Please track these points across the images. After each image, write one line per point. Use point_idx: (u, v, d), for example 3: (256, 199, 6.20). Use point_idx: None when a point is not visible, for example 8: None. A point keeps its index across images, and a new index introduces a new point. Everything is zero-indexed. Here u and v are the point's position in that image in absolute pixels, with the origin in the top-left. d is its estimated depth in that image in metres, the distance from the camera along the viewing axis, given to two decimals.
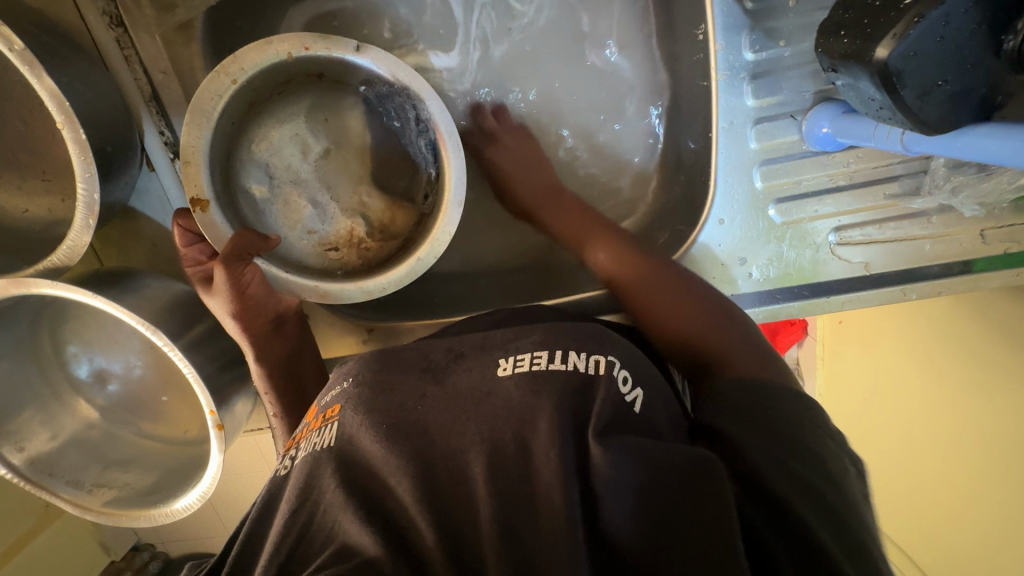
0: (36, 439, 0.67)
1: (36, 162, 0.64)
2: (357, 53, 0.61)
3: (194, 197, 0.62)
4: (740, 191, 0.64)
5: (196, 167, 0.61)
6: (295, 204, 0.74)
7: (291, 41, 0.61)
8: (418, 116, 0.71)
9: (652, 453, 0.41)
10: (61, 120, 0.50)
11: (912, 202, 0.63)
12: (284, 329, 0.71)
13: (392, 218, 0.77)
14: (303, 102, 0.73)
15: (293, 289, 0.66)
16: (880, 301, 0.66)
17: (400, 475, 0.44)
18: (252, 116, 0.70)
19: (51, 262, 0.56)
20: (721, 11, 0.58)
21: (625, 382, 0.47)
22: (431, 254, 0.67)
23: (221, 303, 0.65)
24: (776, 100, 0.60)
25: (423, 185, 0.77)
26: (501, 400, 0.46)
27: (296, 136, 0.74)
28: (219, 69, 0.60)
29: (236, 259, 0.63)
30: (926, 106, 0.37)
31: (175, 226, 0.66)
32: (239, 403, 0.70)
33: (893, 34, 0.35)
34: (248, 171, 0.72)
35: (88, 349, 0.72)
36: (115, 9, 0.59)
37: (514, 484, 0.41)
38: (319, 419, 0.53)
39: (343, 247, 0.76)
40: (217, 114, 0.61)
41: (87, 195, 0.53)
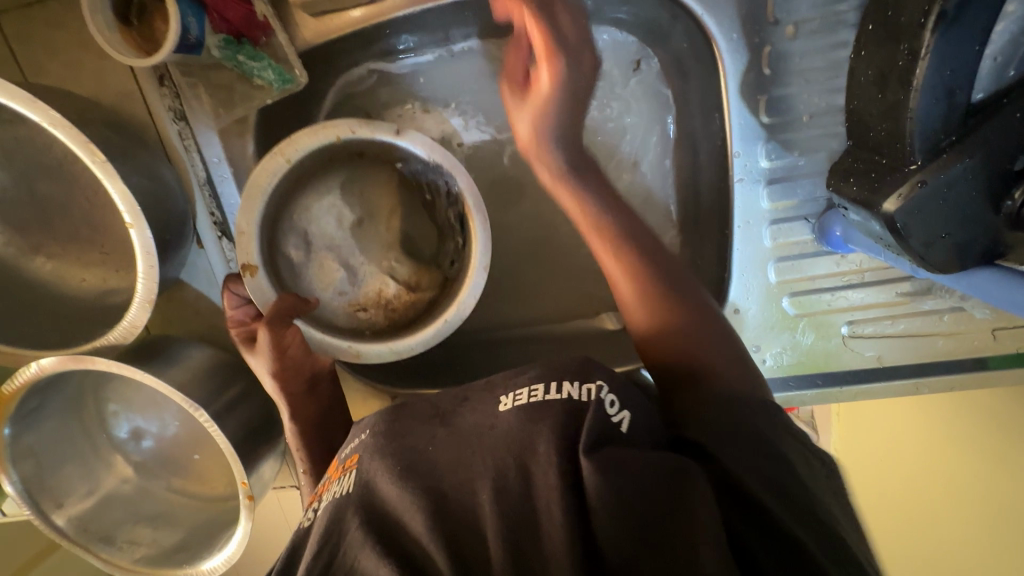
0: (74, 495, 0.71)
1: (95, 236, 0.69)
2: (397, 135, 0.66)
3: (245, 262, 0.67)
4: (755, 283, 0.67)
5: (247, 236, 0.66)
6: (328, 267, 0.77)
7: (340, 126, 0.66)
8: (449, 189, 0.77)
9: (634, 462, 0.40)
10: (130, 218, 0.55)
11: (924, 301, 0.65)
12: (319, 389, 0.73)
13: (419, 280, 0.79)
14: (342, 174, 0.76)
15: (327, 350, 0.71)
16: (893, 393, 0.68)
17: (412, 509, 0.44)
18: (296, 187, 0.74)
19: (107, 340, 0.60)
20: (737, 123, 0.61)
21: (612, 405, 0.46)
22: (457, 317, 0.71)
23: (263, 363, 0.68)
24: (792, 203, 0.63)
25: (450, 251, 0.81)
26: (502, 432, 0.46)
27: (332, 206, 0.77)
28: (276, 149, 0.65)
29: (280, 321, 0.67)
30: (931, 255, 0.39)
31: (225, 291, 0.70)
32: (267, 465, 0.73)
33: (897, 194, 0.37)
34: (286, 236, 0.75)
35: (127, 408, 0.75)
36: (179, 104, 0.64)
37: (518, 505, 0.41)
38: (340, 470, 0.54)
39: (371, 307, 0.79)
40: (270, 189, 0.67)
41: (147, 283, 0.57)
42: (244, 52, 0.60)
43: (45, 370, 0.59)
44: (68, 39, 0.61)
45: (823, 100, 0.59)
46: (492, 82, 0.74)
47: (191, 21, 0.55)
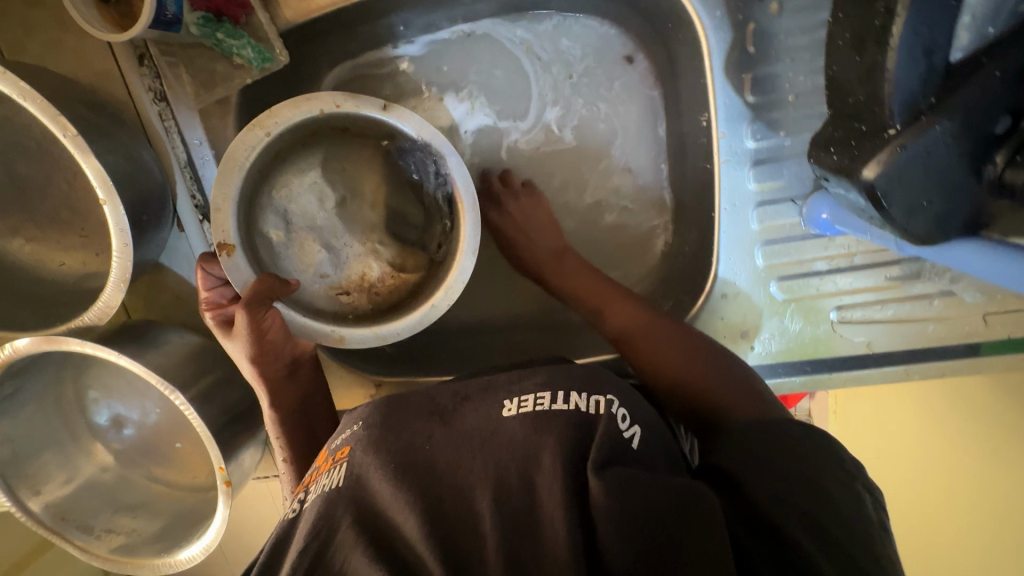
0: (52, 482, 0.69)
1: (76, 219, 0.68)
2: (384, 111, 0.65)
3: (221, 241, 0.64)
4: (741, 267, 0.66)
5: (224, 213, 0.64)
6: (309, 248, 0.77)
7: (322, 99, 0.64)
8: (438, 169, 0.75)
9: (640, 483, 0.43)
10: (104, 195, 0.54)
11: (913, 285, 0.64)
12: (299, 373, 0.72)
13: (403, 262, 0.79)
14: (322, 152, 0.77)
15: (310, 334, 0.69)
16: (883, 379, 0.67)
17: (407, 511, 0.45)
18: (276, 164, 0.73)
19: (83, 321, 0.59)
20: (724, 103, 0.60)
21: (623, 420, 0.49)
22: (444, 301, 0.69)
23: (239, 348, 0.67)
24: (777, 184, 0.62)
25: (437, 233, 0.80)
26: (506, 439, 0.48)
27: (314, 184, 0.77)
28: (255, 122, 0.63)
29: (258, 304, 0.65)
30: (913, 223, 0.38)
31: (199, 269, 0.68)
32: (247, 453, 0.72)
33: (876, 159, 0.37)
34: (266, 215, 0.74)
35: (107, 395, 0.75)
36: (159, 84, 0.63)
37: (519, 515, 0.43)
38: (330, 460, 0.54)
39: (354, 291, 0.78)
40: (248, 164, 0.65)
41: (122, 262, 0.56)
42: (223, 30, 0.59)
43: (19, 351, 0.58)
44: (48, 19, 0.61)
45: (809, 80, 0.58)
46: (491, 68, 0.74)
47: None
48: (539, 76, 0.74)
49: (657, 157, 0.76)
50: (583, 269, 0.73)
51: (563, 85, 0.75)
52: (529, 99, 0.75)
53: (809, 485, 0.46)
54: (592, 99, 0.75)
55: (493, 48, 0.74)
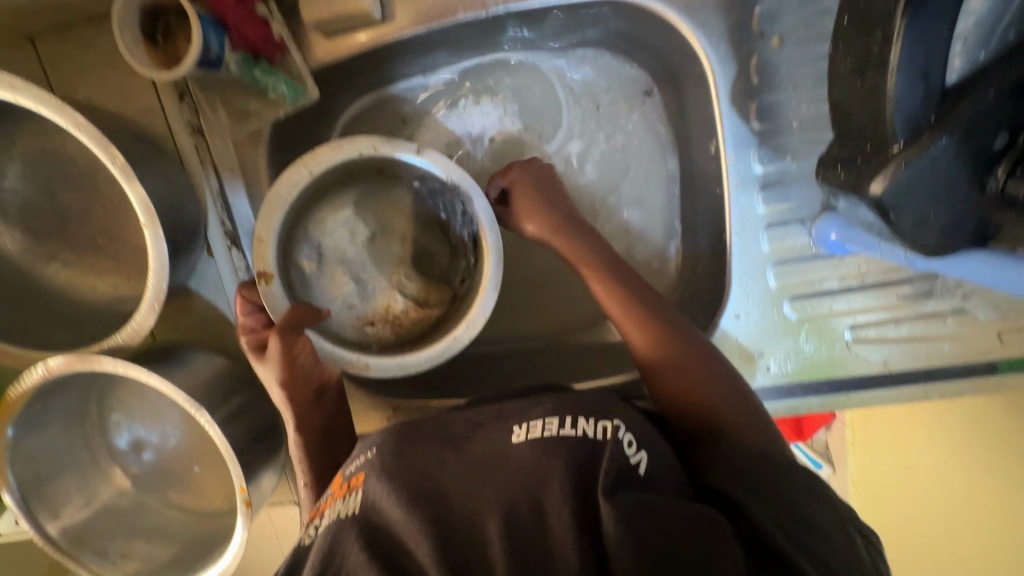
0: (70, 506, 0.69)
1: (109, 245, 0.71)
2: (417, 154, 0.69)
3: (260, 270, 0.68)
4: (754, 288, 0.67)
5: (266, 244, 0.68)
6: (338, 279, 0.80)
7: (361, 142, 0.68)
8: (465, 210, 0.79)
9: (655, 509, 0.42)
10: (145, 220, 0.56)
11: (926, 304, 0.65)
12: (324, 398, 0.73)
13: (427, 297, 0.82)
14: (357, 192, 0.81)
15: (337, 361, 0.70)
16: (901, 398, 0.67)
17: (419, 538, 0.45)
18: (315, 201, 0.78)
19: (115, 341, 0.61)
20: (731, 130, 0.63)
21: (630, 444, 0.49)
22: (465, 335, 0.72)
23: (271, 371, 0.69)
24: (786, 206, 0.64)
25: (461, 269, 0.82)
26: (516, 466, 0.48)
27: (347, 220, 0.80)
28: (299, 160, 0.67)
29: (291, 330, 0.68)
30: (919, 232, 0.40)
31: (239, 296, 0.71)
32: (266, 476, 0.72)
33: (887, 170, 0.38)
34: (300, 247, 0.78)
35: (129, 419, 0.75)
36: (197, 119, 0.67)
37: (530, 540, 0.43)
38: (344, 487, 0.54)
39: (378, 322, 0.81)
40: (289, 200, 0.69)
41: (156, 284, 0.58)
42: (260, 69, 0.63)
43: (52, 370, 0.60)
44: (97, 59, 0.65)
45: (811, 108, 0.61)
46: (526, 94, 0.78)
47: (212, 38, 0.59)
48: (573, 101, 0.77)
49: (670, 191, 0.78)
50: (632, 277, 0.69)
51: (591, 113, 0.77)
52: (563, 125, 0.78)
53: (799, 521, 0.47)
54: (614, 129, 0.77)
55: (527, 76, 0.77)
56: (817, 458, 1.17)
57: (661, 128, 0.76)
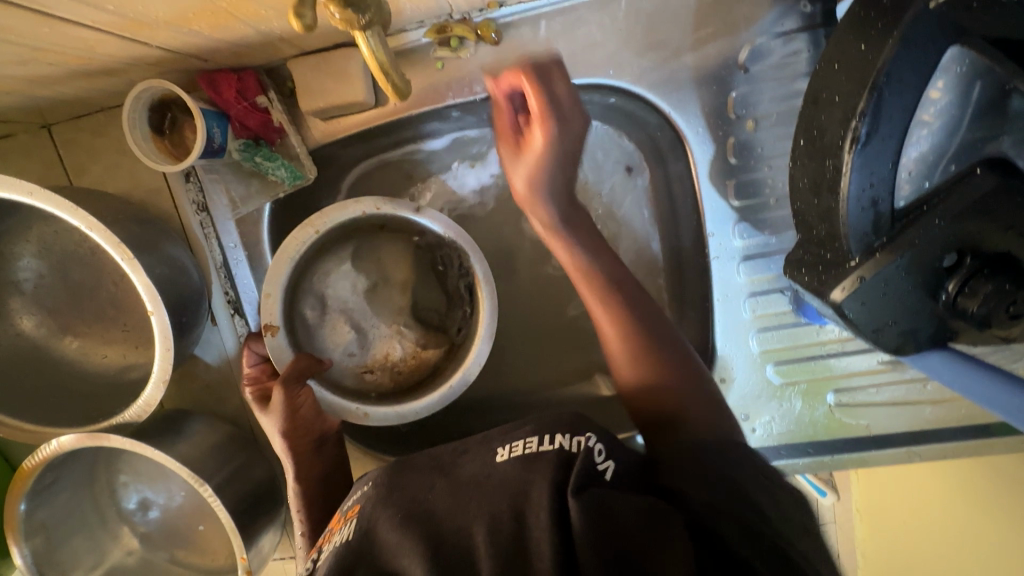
0: (81, 567, 0.72)
1: (119, 315, 0.74)
2: (417, 212, 0.72)
3: (267, 322, 0.70)
4: (739, 354, 0.69)
5: (274, 298, 0.70)
6: (340, 329, 0.81)
7: (365, 202, 0.72)
8: (463, 262, 0.84)
9: (615, 510, 0.42)
10: (151, 305, 0.60)
11: (905, 370, 0.67)
12: (324, 448, 0.75)
13: (426, 343, 0.83)
14: (355, 246, 0.82)
15: (338, 411, 0.75)
16: (888, 461, 0.68)
17: (411, 554, 0.45)
18: (320, 257, 0.80)
19: (122, 417, 0.64)
20: (710, 205, 0.66)
21: (600, 454, 0.48)
22: (461, 383, 0.75)
23: (273, 422, 0.71)
24: (770, 275, 0.66)
25: (457, 318, 0.85)
26: (497, 481, 0.49)
27: (348, 272, 0.82)
28: (307, 222, 0.71)
29: (294, 380, 0.71)
30: (881, 337, 0.44)
31: (246, 346, 0.75)
32: (266, 536, 0.74)
33: (844, 283, 0.43)
34: (302, 298, 0.79)
35: (136, 478, 0.78)
36: (202, 197, 0.71)
37: (507, 547, 0.43)
38: (342, 521, 0.55)
39: (377, 369, 0.83)
40: (297, 257, 0.72)
41: (162, 365, 0.62)
42: (262, 154, 0.68)
43: (63, 447, 0.63)
44: (109, 144, 0.69)
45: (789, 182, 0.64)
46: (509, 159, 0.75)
47: (215, 129, 0.63)
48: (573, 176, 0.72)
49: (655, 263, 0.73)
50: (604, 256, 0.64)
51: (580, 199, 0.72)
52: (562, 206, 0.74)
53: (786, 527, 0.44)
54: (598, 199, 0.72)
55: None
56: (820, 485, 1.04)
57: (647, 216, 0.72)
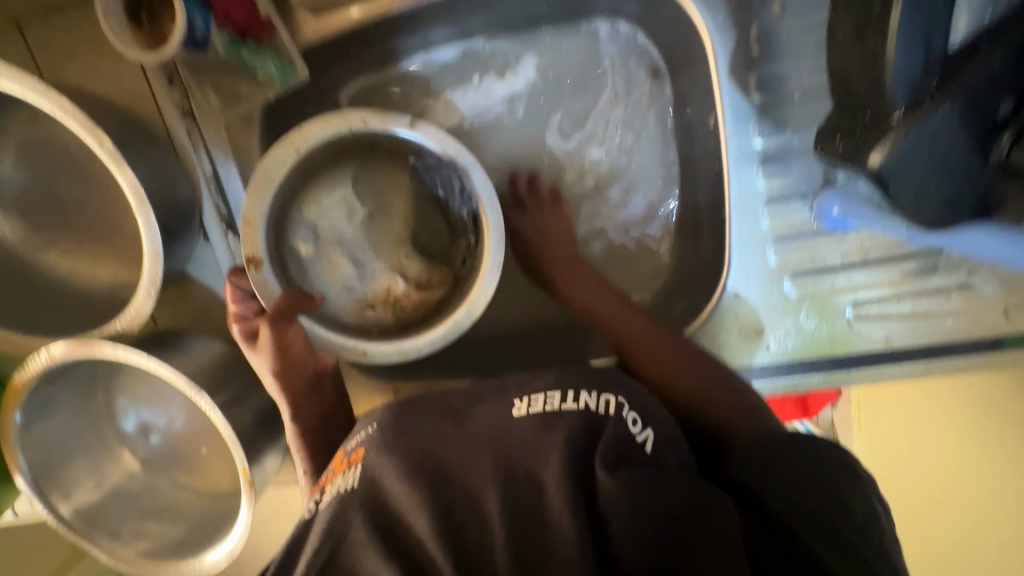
0: (82, 487, 0.71)
1: (107, 232, 0.71)
2: (410, 128, 0.66)
3: (249, 255, 0.67)
4: (754, 266, 0.66)
5: (254, 229, 0.66)
6: (337, 262, 0.79)
7: (352, 117, 0.66)
8: (464, 186, 0.78)
9: (651, 481, 0.44)
10: (136, 206, 0.56)
11: (929, 279, 0.63)
12: (320, 386, 0.74)
13: (429, 278, 0.81)
14: (354, 170, 0.79)
15: (334, 350, 0.71)
16: (904, 376, 0.66)
17: (419, 510, 0.46)
18: (308, 181, 0.76)
19: (114, 327, 0.61)
20: (729, 101, 0.62)
21: (635, 423, 0.50)
22: (467, 318, 0.70)
23: (263, 361, 0.70)
24: (787, 180, 0.63)
25: (462, 248, 0.81)
26: (516, 437, 0.49)
27: (344, 201, 0.79)
28: (286, 139, 0.65)
29: (281, 318, 0.69)
30: (924, 208, 0.43)
31: (228, 282, 0.71)
32: (269, 458, 0.72)
33: (886, 144, 0.40)
34: (296, 229, 0.77)
35: (135, 402, 0.76)
36: (188, 102, 0.67)
37: (528, 509, 0.44)
38: (344, 463, 0.54)
39: (379, 305, 0.80)
40: (277, 182, 0.68)
41: (152, 269, 0.58)
42: (247, 49, 0.62)
43: (56, 358, 0.61)
44: (86, 44, 0.65)
45: (815, 78, 0.59)
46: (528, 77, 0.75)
47: (196, 18, 0.56)
48: (604, 87, 0.75)
49: (668, 179, 0.76)
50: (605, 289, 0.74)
51: (606, 110, 0.76)
52: (594, 112, 0.76)
53: (813, 517, 0.46)
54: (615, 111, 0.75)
55: (557, 54, 0.74)
56: None
57: (668, 125, 0.74)
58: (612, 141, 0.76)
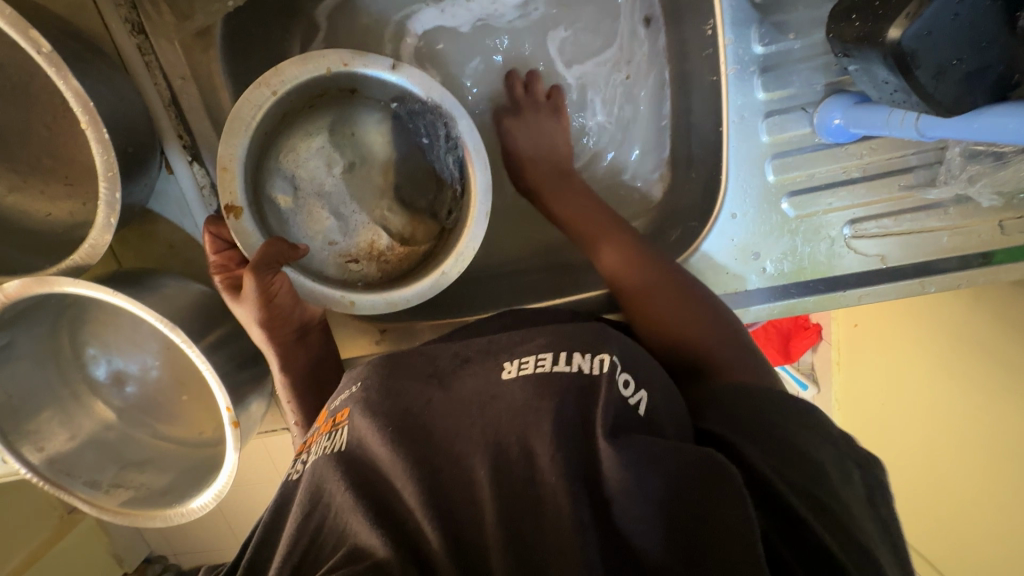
0: (55, 439, 0.68)
1: (58, 166, 0.65)
2: (391, 71, 0.62)
3: (229, 203, 0.60)
4: (751, 185, 0.64)
5: (232, 172, 0.60)
6: (317, 215, 0.72)
7: (330, 57, 0.60)
8: (448, 134, 0.69)
9: (655, 449, 0.40)
10: (85, 120, 0.50)
11: (928, 192, 0.62)
12: (308, 339, 0.69)
13: (413, 232, 0.75)
14: (330, 117, 0.72)
15: (319, 300, 0.65)
16: (897, 294, 0.65)
17: (405, 479, 0.44)
18: (283, 127, 0.69)
19: (73, 261, 0.57)
20: (730, 6, 0.59)
21: (628, 385, 0.46)
22: (454, 269, 0.66)
23: (248, 312, 0.63)
24: (786, 92, 0.61)
25: (448, 200, 0.74)
26: (506, 404, 0.46)
27: (323, 149, 0.73)
28: (261, 80, 0.60)
29: (266, 267, 0.61)
30: (941, 81, 0.45)
31: (206, 233, 0.66)
32: (255, 403, 0.68)
33: (905, 15, 0.44)
34: (273, 179, 0.70)
35: (106, 351, 0.73)
36: (137, 16, 0.60)
37: (518, 485, 0.41)
38: (329, 423, 0.53)
39: (363, 259, 0.74)
40: (255, 123, 0.61)
41: (108, 194, 0.53)
42: None
43: (10, 295, 0.56)
44: None
45: None
46: None
47: None
48: (613, 39, 0.74)
49: (659, 121, 0.77)
50: (602, 233, 0.69)
51: (609, 67, 0.76)
52: (597, 58, 0.75)
53: (809, 494, 0.41)
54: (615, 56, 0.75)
55: None
56: (802, 378, 1.39)
57: (661, 74, 0.75)
58: (613, 104, 0.77)
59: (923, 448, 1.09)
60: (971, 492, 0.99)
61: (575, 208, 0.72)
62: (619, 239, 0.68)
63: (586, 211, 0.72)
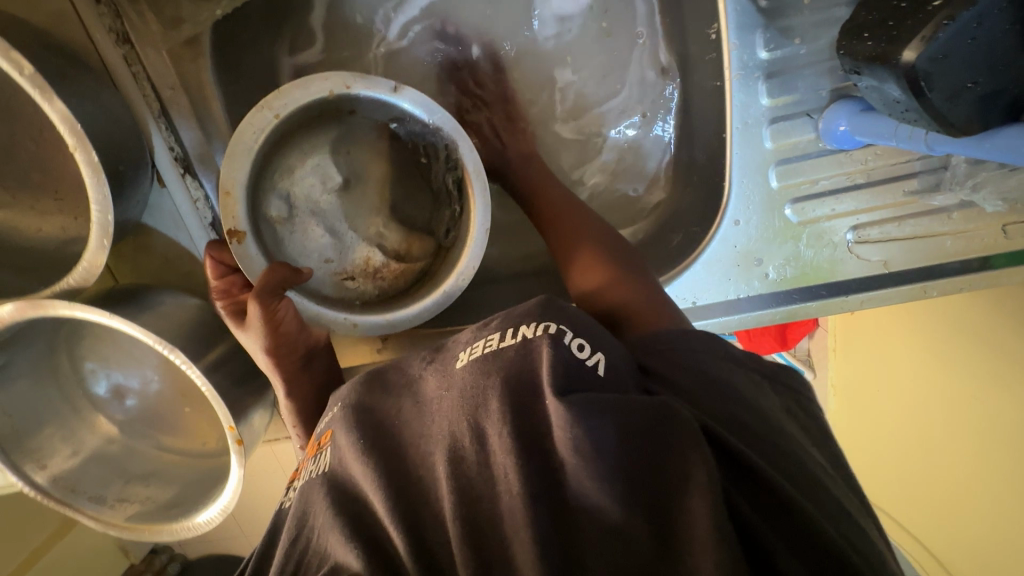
0: (57, 455, 0.68)
1: (47, 181, 0.64)
2: (394, 93, 0.61)
3: (230, 228, 0.61)
4: (756, 192, 0.63)
5: (235, 197, 0.61)
6: (309, 232, 0.70)
7: (333, 79, 0.60)
8: (449, 154, 0.69)
9: (610, 403, 0.37)
10: (73, 143, 0.49)
11: (933, 198, 0.62)
12: (313, 364, 0.68)
13: (409, 248, 0.72)
14: (327, 134, 0.70)
15: (323, 322, 0.65)
16: (899, 298, 0.65)
17: (378, 490, 0.42)
18: (281, 146, 0.67)
19: (67, 283, 0.56)
20: (734, 10, 0.58)
21: (582, 349, 0.42)
22: (456, 288, 0.66)
23: (254, 340, 0.63)
24: (791, 98, 0.61)
25: (445, 219, 0.74)
26: (452, 389, 0.43)
27: (318, 167, 0.70)
28: (262, 103, 0.60)
29: (270, 293, 0.61)
30: (950, 102, 0.46)
31: (208, 257, 0.65)
32: (257, 415, 0.68)
33: (922, 36, 0.45)
34: (268, 198, 0.68)
35: (105, 366, 0.72)
36: (120, 25, 0.59)
37: (472, 477, 0.39)
38: (315, 447, 0.52)
39: (360, 276, 0.72)
40: (256, 147, 0.61)
41: (101, 216, 0.52)
42: None
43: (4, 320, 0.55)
44: None
45: None
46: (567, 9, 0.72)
47: None
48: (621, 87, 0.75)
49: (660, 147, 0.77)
50: (585, 217, 0.69)
51: (618, 111, 0.76)
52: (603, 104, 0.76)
53: (793, 477, 0.38)
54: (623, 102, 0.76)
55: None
56: (798, 363, 1.39)
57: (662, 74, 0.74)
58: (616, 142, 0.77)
59: (915, 440, 1.10)
60: (961, 482, 1.00)
61: (558, 186, 0.72)
62: (588, 239, 0.66)
63: (566, 191, 0.72)
